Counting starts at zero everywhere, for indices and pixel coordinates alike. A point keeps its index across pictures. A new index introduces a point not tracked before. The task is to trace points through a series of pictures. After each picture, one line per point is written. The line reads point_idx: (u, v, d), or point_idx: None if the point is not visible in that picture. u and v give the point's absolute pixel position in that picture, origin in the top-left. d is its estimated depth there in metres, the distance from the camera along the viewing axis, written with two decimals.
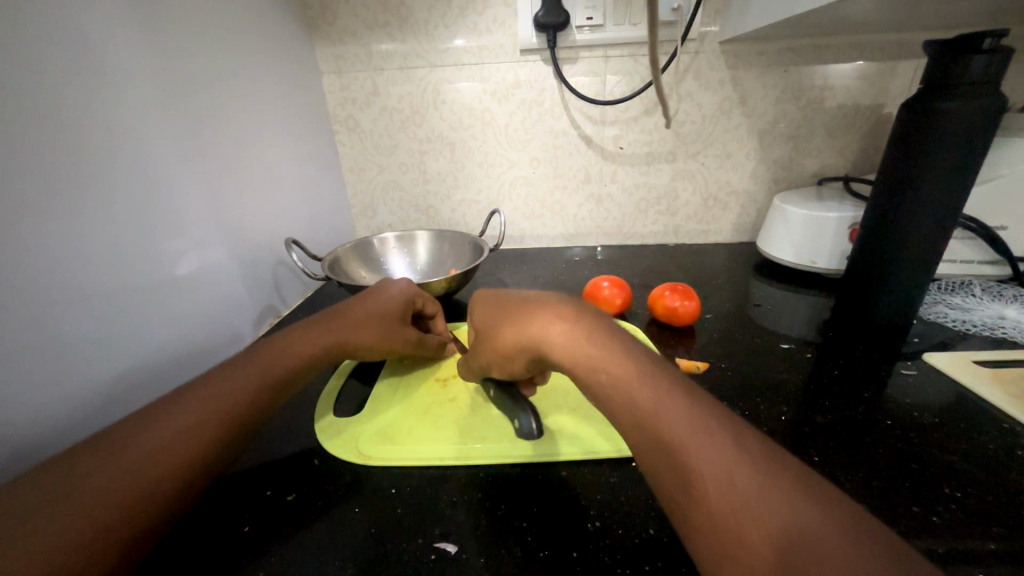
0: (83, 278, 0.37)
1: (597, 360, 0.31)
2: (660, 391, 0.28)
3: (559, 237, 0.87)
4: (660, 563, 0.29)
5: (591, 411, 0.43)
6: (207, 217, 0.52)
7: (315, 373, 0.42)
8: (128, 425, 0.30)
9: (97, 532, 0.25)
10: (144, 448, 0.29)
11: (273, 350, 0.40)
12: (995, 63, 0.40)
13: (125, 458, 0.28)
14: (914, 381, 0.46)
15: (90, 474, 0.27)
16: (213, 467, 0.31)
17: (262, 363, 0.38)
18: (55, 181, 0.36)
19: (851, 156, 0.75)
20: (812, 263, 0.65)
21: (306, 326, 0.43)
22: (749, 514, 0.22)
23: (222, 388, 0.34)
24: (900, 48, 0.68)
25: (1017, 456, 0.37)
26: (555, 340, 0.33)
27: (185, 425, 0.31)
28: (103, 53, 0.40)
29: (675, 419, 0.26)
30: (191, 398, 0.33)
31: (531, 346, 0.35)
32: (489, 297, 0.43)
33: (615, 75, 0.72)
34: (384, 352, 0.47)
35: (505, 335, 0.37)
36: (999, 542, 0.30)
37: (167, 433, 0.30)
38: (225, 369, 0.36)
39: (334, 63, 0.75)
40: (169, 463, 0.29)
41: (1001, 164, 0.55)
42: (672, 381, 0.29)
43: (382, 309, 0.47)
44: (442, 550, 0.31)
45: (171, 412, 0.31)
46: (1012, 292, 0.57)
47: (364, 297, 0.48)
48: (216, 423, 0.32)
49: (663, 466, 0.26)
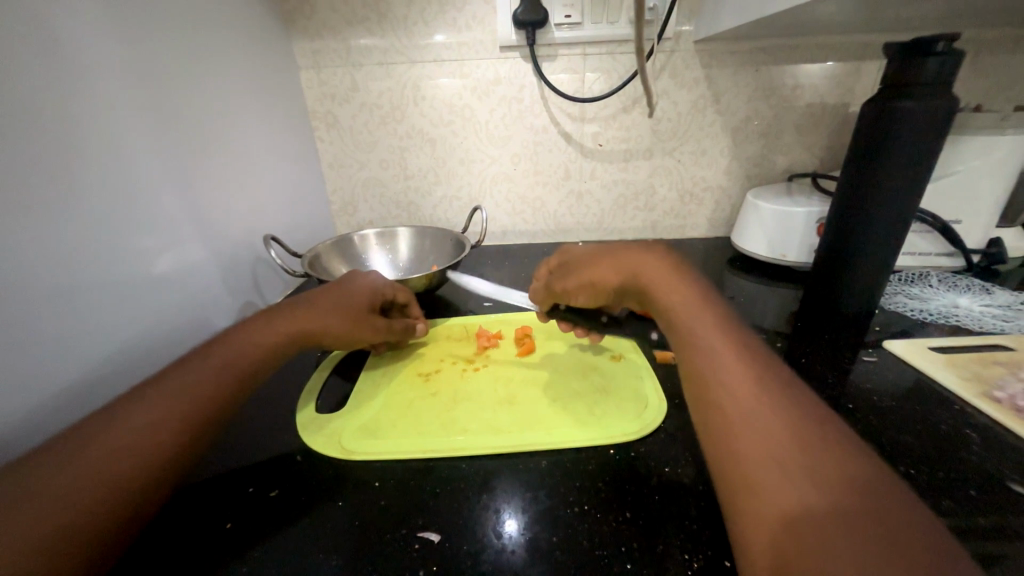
0: (56, 275, 0.37)
1: (669, 285, 0.38)
2: (723, 352, 0.31)
3: (540, 234, 0.88)
4: (636, 544, 0.30)
5: (630, 403, 0.44)
6: (182, 216, 0.51)
7: (284, 360, 0.42)
8: (94, 421, 0.30)
9: (65, 533, 0.25)
10: (112, 443, 0.29)
11: (241, 337, 0.39)
12: (947, 66, 0.42)
13: (91, 456, 0.28)
14: (876, 367, 0.48)
15: (57, 471, 0.27)
16: (182, 461, 0.31)
17: (228, 354, 0.37)
18: (28, 178, 0.35)
19: (820, 152, 0.78)
20: (784, 256, 0.68)
21: (272, 314, 0.42)
22: (763, 477, 0.25)
23: (191, 381, 0.34)
24: (863, 50, 0.71)
25: (965, 434, 0.39)
26: (650, 267, 0.40)
27: (152, 420, 0.31)
28: (73, 48, 0.39)
29: (725, 378, 0.30)
30: (162, 391, 0.33)
31: (628, 273, 0.41)
32: (580, 248, 0.49)
33: (593, 72, 0.73)
34: (349, 340, 0.46)
35: (608, 266, 0.43)
36: (946, 513, 0.32)
37: (133, 431, 0.30)
38: (193, 360, 0.36)
39: (312, 58, 0.74)
40: (138, 459, 0.29)
41: (956, 161, 0.58)
42: (733, 346, 0.31)
43: (350, 300, 0.47)
44: (425, 539, 0.32)
45: (141, 406, 0.31)
46: (965, 283, 0.61)
47: (332, 286, 0.48)
48: (184, 418, 0.32)
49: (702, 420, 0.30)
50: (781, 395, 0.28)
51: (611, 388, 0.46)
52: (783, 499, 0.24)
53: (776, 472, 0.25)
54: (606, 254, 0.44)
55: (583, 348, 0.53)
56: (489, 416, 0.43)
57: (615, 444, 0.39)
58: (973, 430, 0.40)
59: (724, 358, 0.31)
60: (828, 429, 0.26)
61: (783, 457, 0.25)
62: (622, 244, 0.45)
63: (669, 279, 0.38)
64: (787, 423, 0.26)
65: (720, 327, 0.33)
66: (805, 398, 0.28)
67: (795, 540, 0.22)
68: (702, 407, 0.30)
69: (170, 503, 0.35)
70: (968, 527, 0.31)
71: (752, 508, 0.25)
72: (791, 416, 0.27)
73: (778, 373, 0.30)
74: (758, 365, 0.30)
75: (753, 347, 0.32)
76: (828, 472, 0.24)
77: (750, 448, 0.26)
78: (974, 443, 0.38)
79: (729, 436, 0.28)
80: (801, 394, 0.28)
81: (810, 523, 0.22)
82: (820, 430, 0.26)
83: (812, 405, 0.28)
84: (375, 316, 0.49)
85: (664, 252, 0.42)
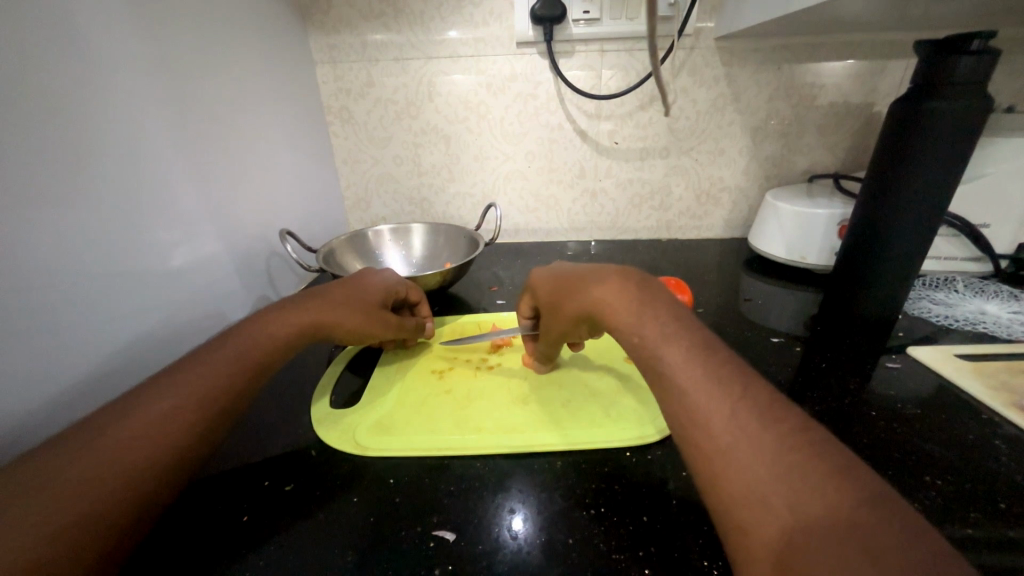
0: (74, 266, 0.37)
1: (635, 320, 0.35)
2: (699, 366, 0.31)
3: (554, 232, 0.87)
4: (654, 549, 0.30)
5: (646, 405, 0.43)
6: (201, 210, 0.51)
7: (298, 352, 0.42)
8: (111, 411, 0.30)
9: (83, 520, 0.26)
10: (120, 436, 0.29)
11: (255, 329, 0.39)
12: (981, 65, 0.41)
13: (106, 444, 0.28)
14: (899, 373, 0.47)
15: (74, 459, 0.27)
16: (196, 450, 0.32)
17: (239, 346, 0.37)
18: (44, 169, 0.35)
19: (841, 153, 0.77)
20: (802, 259, 0.66)
21: (284, 307, 0.42)
22: (759, 497, 0.24)
23: (196, 376, 0.34)
24: (889, 48, 0.69)
25: (994, 445, 0.38)
26: (610, 302, 0.38)
27: (164, 411, 0.31)
28: (92, 43, 0.39)
29: (699, 409, 0.29)
30: (167, 386, 0.32)
31: (591, 310, 0.39)
32: (549, 276, 0.46)
33: (611, 70, 0.72)
34: (364, 334, 0.46)
35: (570, 305, 0.41)
36: (975, 527, 0.31)
37: (148, 421, 0.30)
38: (204, 353, 0.36)
39: (328, 53, 0.74)
40: (151, 449, 0.29)
41: (985, 164, 0.57)
42: (712, 360, 0.31)
43: (364, 296, 0.47)
44: (440, 538, 0.31)
45: (147, 401, 0.31)
46: (993, 289, 0.59)
47: (344, 282, 0.48)
48: (195, 408, 0.32)
49: (690, 442, 0.29)
50: (763, 409, 0.28)
51: (625, 390, 0.45)
52: (777, 517, 0.23)
53: (767, 489, 0.24)
54: (563, 292, 0.42)
55: (596, 349, 0.52)
56: (502, 414, 0.43)
57: (630, 447, 0.39)
58: (1002, 441, 0.38)
59: (695, 385, 0.30)
60: (813, 437, 0.26)
61: (774, 475, 0.25)
62: (588, 270, 0.43)
63: (631, 313, 0.36)
64: (762, 451, 0.26)
65: (702, 343, 0.33)
66: (785, 421, 0.27)
67: (794, 560, 0.22)
68: (681, 439, 0.29)
69: (186, 495, 0.35)
70: (1001, 542, 0.30)
71: (749, 532, 0.24)
72: (764, 426, 0.27)
73: (754, 383, 0.30)
74: (740, 379, 0.30)
75: (729, 367, 0.31)
76: (805, 480, 0.24)
77: (741, 469, 0.26)
78: (1002, 455, 0.37)
79: (719, 458, 0.27)
80: (780, 415, 0.27)
81: (807, 539, 0.22)
82: (799, 437, 0.26)
83: (792, 415, 0.28)
84: (388, 312, 0.49)
85: (630, 275, 0.40)
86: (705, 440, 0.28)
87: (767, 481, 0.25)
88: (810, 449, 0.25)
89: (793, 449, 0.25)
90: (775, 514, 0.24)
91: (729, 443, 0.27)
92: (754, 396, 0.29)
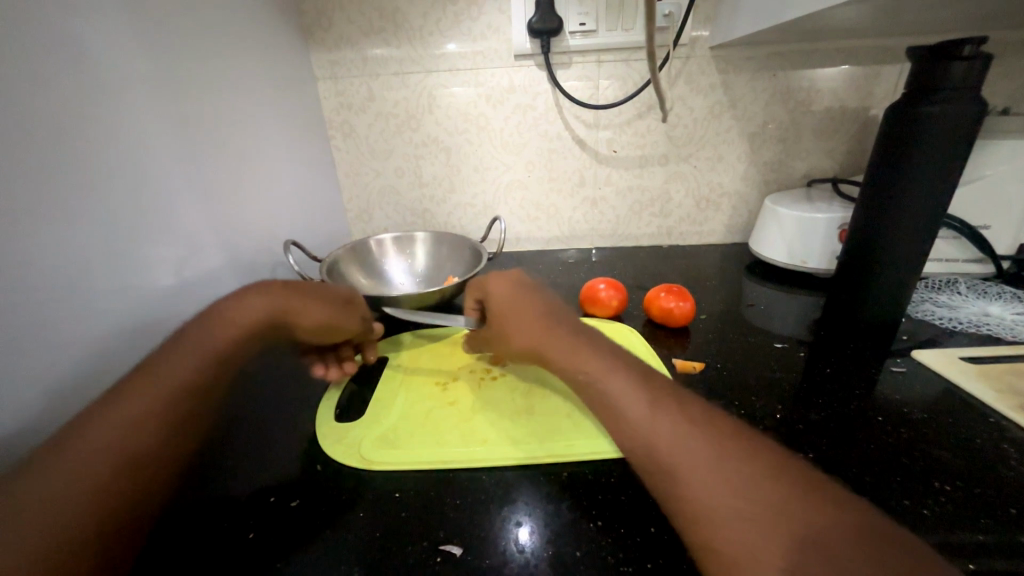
0: (80, 284, 0.38)
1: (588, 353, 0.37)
2: (646, 395, 0.32)
3: (555, 240, 0.87)
4: (661, 561, 0.30)
5: None
6: (204, 225, 0.52)
7: (251, 345, 0.41)
8: (73, 425, 0.29)
9: (66, 537, 0.25)
10: (92, 450, 0.28)
11: (212, 326, 0.38)
12: (974, 69, 0.41)
13: (79, 459, 0.28)
14: (903, 378, 0.47)
15: (47, 477, 0.26)
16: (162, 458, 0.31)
17: (198, 347, 0.36)
18: (53, 189, 0.36)
19: (840, 157, 0.77)
20: (804, 263, 0.66)
21: (240, 296, 0.41)
22: (726, 519, 0.25)
23: (158, 382, 0.33)
24: (884, 54, 0.70)
25: (1001, 449, 0.38)
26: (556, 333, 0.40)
27: (131, 421, 0.30)
28: (96, 67, 0.40)
29: (653, 436, 0.30)
30: (129, 394, 0.31)
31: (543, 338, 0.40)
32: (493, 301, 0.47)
33: (608, 79, 0.73)
34: (319, 327, 0.46)
35: (524, 337, 0.41)
36: (986, 533, 0.31)
37: (116, 433, 0.29)
38: (160, 356, 0.34)
39: (329, 69, 0.75)
40: (126, 462, 0.29)
41: (982, 167, 0.57)
42: (655, 387, 0.33)
43: (320, 294, 0.48)
44: (447, 552, 0.31)
45: (114, 410, 0.30)
46: (996, 290, 0.59)
47: (302, 283, 0.48)
48: (163, 416, 0.32)
49: (654, 470, 0.29)
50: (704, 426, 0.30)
51: None
52: (746, 539, 0.24)
53: (736, 509, 0.25)
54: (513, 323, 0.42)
55: None
56: (507, 425, 0.43)
57: None
58: (1011, 445, 0.38)
59: (643, 409, 0.31)
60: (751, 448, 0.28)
61: (736, 493, 0.26)
62: (527, 303, 0.44)
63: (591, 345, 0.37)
64: (720, 469, 0.27)
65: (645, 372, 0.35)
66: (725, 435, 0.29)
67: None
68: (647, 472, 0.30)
69: (187, 512, 0.35)
70: (1011, 548, 0.30)
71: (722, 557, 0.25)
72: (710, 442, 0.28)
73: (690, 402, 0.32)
74: (679, 400, 0.32)
75: (666, 389, 0.33)
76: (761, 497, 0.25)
77: (704, 493, 0.27)
78: (1011, 460, 0.37)
79: (684, 484, 0.27)
80: (720, 428, 0.30)
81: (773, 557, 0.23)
82: (743, 449, 0.28)
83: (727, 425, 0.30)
84: (341, 309, 0.49)
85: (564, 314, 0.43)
86: (669, 464, 0.28)
87: (732, 499, 0.26)
88: (757, 462, 0.27)
89: (743, 463, 0.27)
90: (743, 533, 0.25)
91: (689, 466, 0.28)
92: (696, 415, 0.30)
